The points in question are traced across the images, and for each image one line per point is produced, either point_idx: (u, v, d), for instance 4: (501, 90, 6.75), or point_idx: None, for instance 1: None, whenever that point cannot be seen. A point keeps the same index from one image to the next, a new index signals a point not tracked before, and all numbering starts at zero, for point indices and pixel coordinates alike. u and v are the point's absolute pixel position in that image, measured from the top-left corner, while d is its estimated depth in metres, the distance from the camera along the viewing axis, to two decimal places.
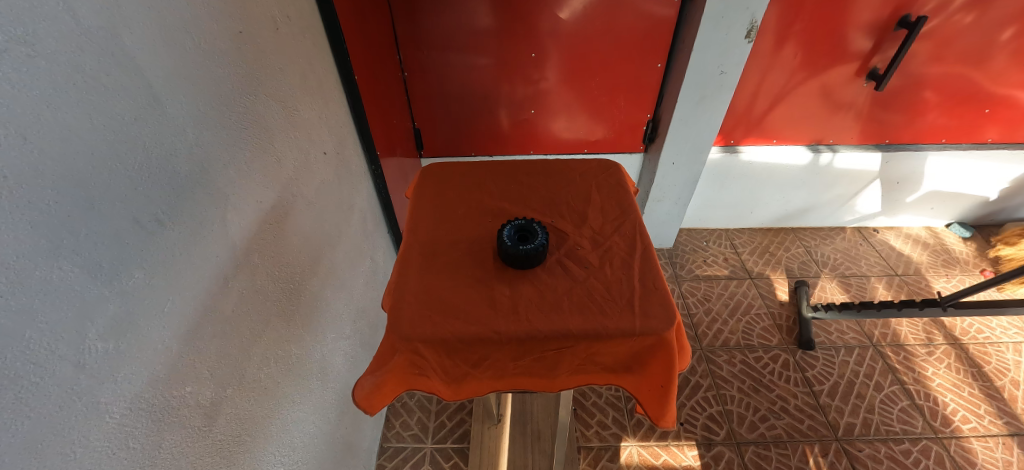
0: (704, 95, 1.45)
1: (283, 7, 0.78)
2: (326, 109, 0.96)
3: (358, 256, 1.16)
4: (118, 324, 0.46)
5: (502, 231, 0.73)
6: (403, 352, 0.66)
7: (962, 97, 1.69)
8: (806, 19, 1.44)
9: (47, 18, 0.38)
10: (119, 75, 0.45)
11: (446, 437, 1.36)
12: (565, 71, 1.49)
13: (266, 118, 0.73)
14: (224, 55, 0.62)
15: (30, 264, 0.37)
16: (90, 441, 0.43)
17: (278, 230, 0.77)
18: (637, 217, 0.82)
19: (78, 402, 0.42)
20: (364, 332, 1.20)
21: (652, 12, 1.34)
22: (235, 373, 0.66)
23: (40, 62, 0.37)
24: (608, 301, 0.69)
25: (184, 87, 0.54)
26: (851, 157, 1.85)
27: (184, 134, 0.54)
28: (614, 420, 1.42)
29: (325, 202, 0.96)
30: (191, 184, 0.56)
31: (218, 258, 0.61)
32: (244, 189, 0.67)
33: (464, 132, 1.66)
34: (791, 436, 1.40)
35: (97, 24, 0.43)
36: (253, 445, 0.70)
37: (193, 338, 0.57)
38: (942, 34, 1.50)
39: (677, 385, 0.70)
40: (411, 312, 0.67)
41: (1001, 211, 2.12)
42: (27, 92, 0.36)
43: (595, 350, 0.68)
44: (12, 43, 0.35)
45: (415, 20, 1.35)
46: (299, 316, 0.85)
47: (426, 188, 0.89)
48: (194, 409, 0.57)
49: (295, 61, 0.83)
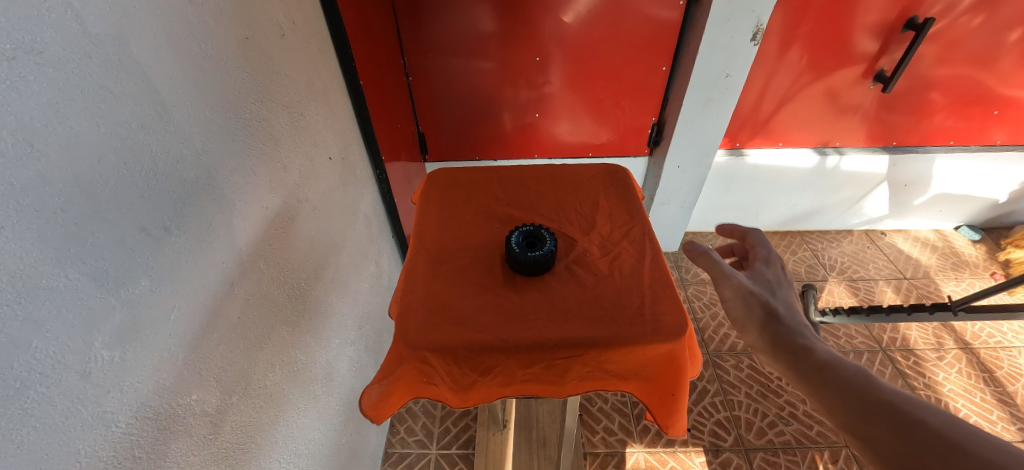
0: (709, 98, 1.44)
1: (289, 14, 0.78)
2: (331, 115, 0.96)
3: (363, 261, 1.15)
4: (125, 332, 0.45)
5: (510, 238, 0.73)
6: (410, 361, 0.66)
7: (970, 98, 1.67)
8: (812, 22, 1.44)
9: (53, 26, 0.38)
10: (125, 82, 0.45)
11: (450, 443, 1.35)
12: (569, 75, 1.49)
13: (272, 124, 0.73)
14: (230, 60, 0.62)
15: (35, 273, 0.37)
16: (97, 451, 0.43)
17: (284, 236, 0.77)
18: (646, 223, 0.82)
19: (85, 411, 0.42)
20: (369, 339, 1.20)
21: (657, 16, 1.34)
22: (240, 380, 0.65)
23: (48, 70, 0.37)
24: (618, 309, 0.68)
25: (190, 95, 0.54)
26: (859, 160, 1.84)
27: (190, 141, 0.54)
28: (620, 425, 1.41)
29: (331, 207, 0.96)
30: (197, 191, 0.55)
31: (224, 264, 0.61)
32: (251, 194, 0.67)
33: (468, 136, 1.66)
34: (800, 443, 1.38)
35: (104, 32, 0.43)
36: (258, 452, 0.69)
37: (198, 345, 0.56)
38: (949, 36, 1.49)
39: (686, 393, 0.69)
40: (419, 319, 0.67)
41: (1010, 214, 2.10)
42: (35, 100, 0.36)
43: (605, 359, 0.67)
44: (20, 51, 0.35)
45: (419, 25, 1.35)
46: (305, 322, 0.85)
47: (432, 193, 0.89)
48: (200, 418, 0.57)
49: (300, 68, 0.83)
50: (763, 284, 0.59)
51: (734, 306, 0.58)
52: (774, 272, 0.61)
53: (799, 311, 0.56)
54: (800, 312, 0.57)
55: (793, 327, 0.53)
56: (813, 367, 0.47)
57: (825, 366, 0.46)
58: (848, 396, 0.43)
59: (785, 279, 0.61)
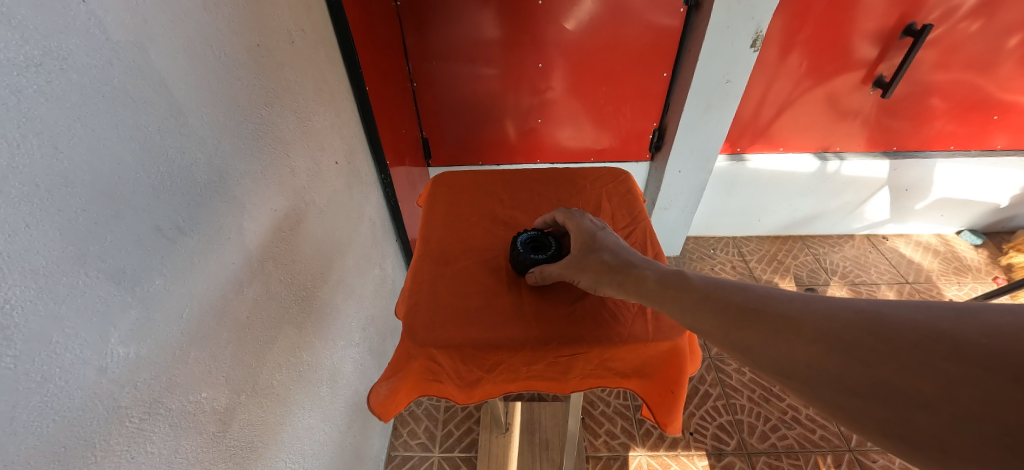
0: (709, 103, 1.46)
1: (298, 21, 0.80)
2: (338, 119, 0.98)
3: (368, 263, 1.16)
4: (139, 329, 0.46)
5: (516, 240, 0.76)
6: (418, 358, 0.66)
7: (970, 103, 1.68)
8: (811, 28, 1.46)
9: (78, 33, 0.39)
10: (144, 86, 0.46)
11: (453, 446, 1.35)
12: (571, 81, 1.51)
13: (282, 128, 0.75)
14: (241, 65, 0.63)
15: (56, 270, 0.38)
16: (111, 445, 0.44)
17: (291, 237, 0.78)
18: (648, 225, 0.83)
19: (101, 405, 0.43)
20: (373, 341, 1.21)
21: (657, 22, 1.36)
22: (248, 379, 0.66)
23: (73, 76, 0.39)
24: (620, 308, 0.69)
25: (205, 100, 0.56)
26: (859, 165, 1.85)
27: (204, 145, 0.56)
28: (623, 429, 1.41)
29: (337, 210, 0.97)
30: (209, 193, 0.57)
31: (233, 265, 0.62)
32: (260, 197, 0.69)
33: (470, 141, 1.68)
34: (803, 447, 1.38)
35: (125, 39, 0.44)
36: (263, 451, 0.70)
37: (208, 344, 0.57)
38: (948, 41, 1.50)
39: (686, 391, 0.70)
40: (426, 318, 0.68)
41: (1011, 218, 2.11)
42: (61, 104, 0.38)
43: (607, 357, 0.67)
44: (46, 57, 0.37)
45: (423, 32, 1.37)
46: (310, 324, 0.86)
47: (438, 195, 0.90)
48: (209, 415, 0.58)
49: (309, 73, 0.85)
50: (580, 248, 0.69)
51: (584, 279, 0.66)
52: (591, 234, 0.70)
53: (615, 243, 0.68)
54: (615, 239, 0.69)
55: (620, 262, 0.64)
56: (650, 288, 0.59)
57: (659, 283, 0.59)
58: (685, 302, 0.55)
59: (590, 224, 0.72)
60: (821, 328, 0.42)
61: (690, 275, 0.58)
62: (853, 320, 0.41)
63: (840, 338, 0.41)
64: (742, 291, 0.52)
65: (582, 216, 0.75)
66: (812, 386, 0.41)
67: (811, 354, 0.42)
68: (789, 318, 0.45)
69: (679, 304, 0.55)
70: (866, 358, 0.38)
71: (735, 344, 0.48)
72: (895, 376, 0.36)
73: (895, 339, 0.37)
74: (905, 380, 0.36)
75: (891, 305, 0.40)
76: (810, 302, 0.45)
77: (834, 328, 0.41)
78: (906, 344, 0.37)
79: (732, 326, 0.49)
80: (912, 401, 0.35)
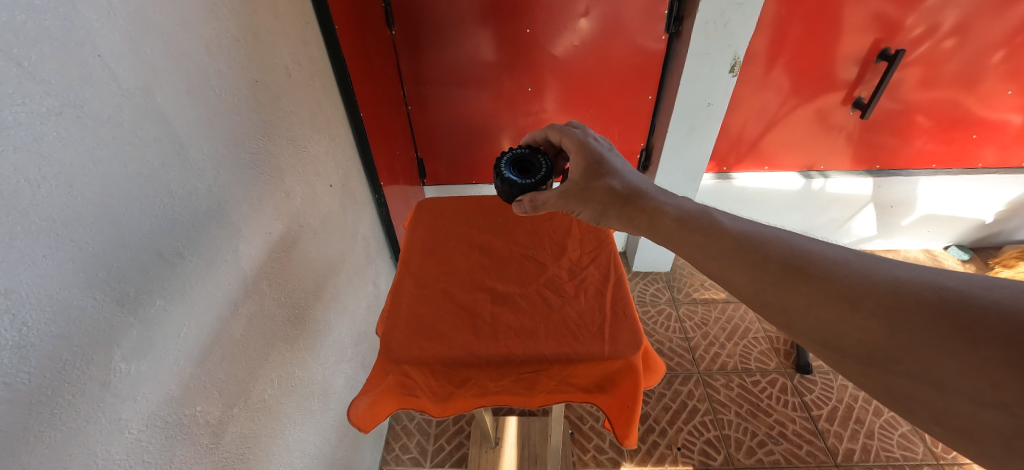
0: (692, 125, 1.51)
1: (296, 56, 0.86)
2: (333, 145, 1.03)
3: (360, 280, 1.20)
4: (139, 346, 0.51)
5: (505, 172, 0.82)
6: (393, 374, 0.70)
7: (950, 122, 1.73)
8: (791, 50, 1.52)
9: (94, 86, 0.45)
10: (150, 127, 0.51)
11: (444, 461, 1.38)
12: (561, 102, 1.57)
13: (278, 156, 0.80)
14: (240, 98, 0.69)
15: (69, 295, 0.43)
16: (111, 454, 0.48)
17: (286, 256, 0.83)
18: (613, 249, 0.87)
19: (102, 417, 0.47)
20: (365, 356, 1.25)
21: (640, 47, 1.42)
22: (240, 393, 0.70)
23: (87, 121, 0.44)
24: (580, 328, 0.73)
25: (205, 136, 0.61)
26: (843, 182, 1.90)
27: (204, 177, 0.61)
28: (611, 443, 1.43)
29: (331, 230, 1.02)
30: (208, 219, 0.62)
31: (230, 286, 0.67)
32: (255, 220, 0.73)
33: (465, 160, 1.74)
34: (790, 462, 1.39)
35: (134, 85, 0.49)
36: (254, 462, 0.73)
37: (204, 361, 0.61)
38: (925, 62, 1.56)
39: (642, 406, 0.73)
40: (402, 337, 0.72)
41: (999, 233, 2.14)
42: (76, 147, 0.43)
43: (567, 373, 0.71)
44: (66, 107, 0.42)
45: (417, 59, 1.44)
46: (303, 339, 0.89)
47: (420, 220, 0.95)
48: (202, 427, 0.61)
49: (305, 103, 0.90)
50: (584, 177, 0.74)
51: (582, 208, 0.73)
52: (594, 158, 0.75)
53: (616, 169, 0.73)
54: (619, 167, 0.74)
55: (624, 195, 0.70)
56: (668, 227, 0.64)
57: (677, 222, 0.63)
58: (710, 248, 0.58)
59: (595, 149, 0.76)
60: (886, 302, 0.43)
61: (719, 217, 0.61)
62: (929, 298, 0.41)
63: (909, 321, 0.41)
64: (786, 245, 0.53)
65: (582, 141, 0.78)
66: (860, 360, 0.44)
67: (867, 329, 0.43)
68: (842, 287, 0.46)
69: (707, 250, 0.58)
70: (938, 346, 0.39)
71: (769, 301, 0.51)
72: (970, 371, 0.37)
73: (976, 332, 0.37)
74: (979, 378, 0.36)
75: (985, 287, 0.39)
76: (872, 269, 0.46)
77: (904, 305, 0.42)
78: (985, 339, 0.36)
79: (767, 283, 0.51)
80: (984, 399, 0.36)
